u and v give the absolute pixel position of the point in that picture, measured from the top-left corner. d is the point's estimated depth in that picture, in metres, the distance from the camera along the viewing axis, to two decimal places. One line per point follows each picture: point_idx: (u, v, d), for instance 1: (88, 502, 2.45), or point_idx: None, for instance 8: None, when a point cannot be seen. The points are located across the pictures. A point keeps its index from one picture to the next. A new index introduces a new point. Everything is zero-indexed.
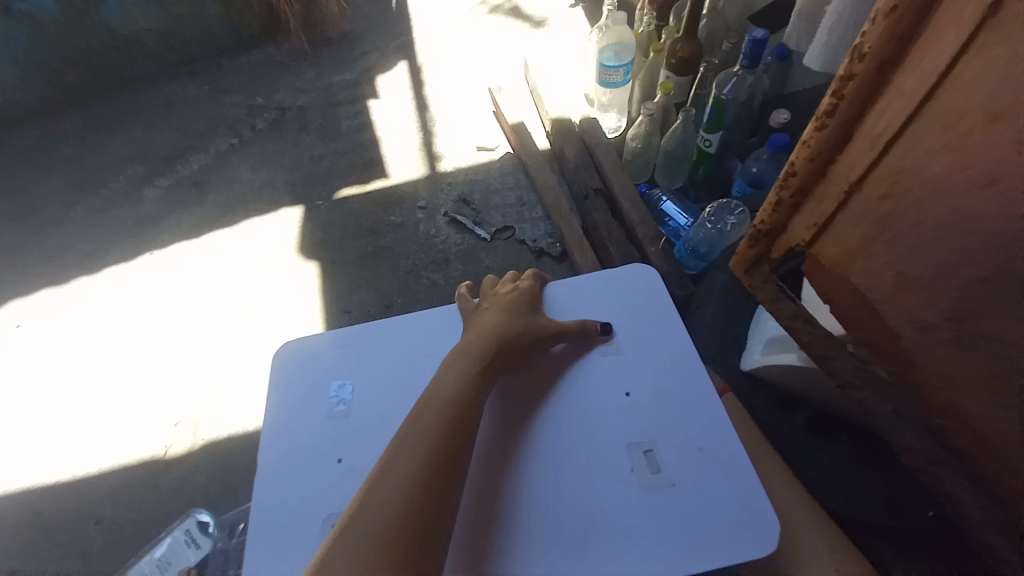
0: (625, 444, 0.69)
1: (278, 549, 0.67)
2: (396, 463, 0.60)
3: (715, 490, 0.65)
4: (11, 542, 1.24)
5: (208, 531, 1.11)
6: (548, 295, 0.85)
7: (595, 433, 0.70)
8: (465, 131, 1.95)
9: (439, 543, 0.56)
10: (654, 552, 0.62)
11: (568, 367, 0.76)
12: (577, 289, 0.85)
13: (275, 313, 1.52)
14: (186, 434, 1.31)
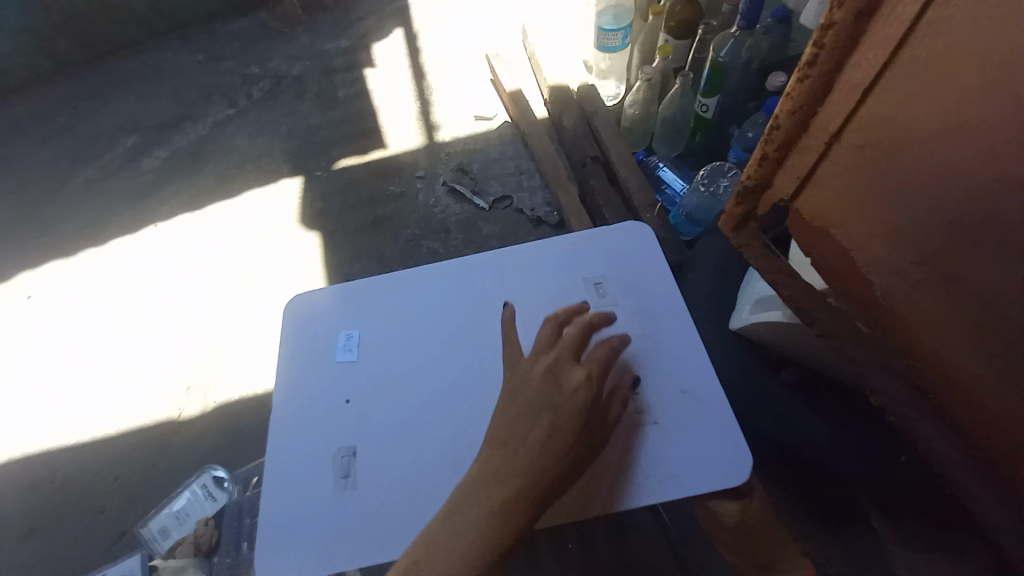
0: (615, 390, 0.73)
1: (296, 481, 0.73)
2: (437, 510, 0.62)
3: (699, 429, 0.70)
4: (41, 497, 1.32)
5: (224, 486, 1.17)
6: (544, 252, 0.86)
7: None
8: (463, 99, 1.93)
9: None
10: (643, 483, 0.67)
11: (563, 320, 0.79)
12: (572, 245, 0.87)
13: (279, 282, 1.55)
14: (198, 398, 1.36)
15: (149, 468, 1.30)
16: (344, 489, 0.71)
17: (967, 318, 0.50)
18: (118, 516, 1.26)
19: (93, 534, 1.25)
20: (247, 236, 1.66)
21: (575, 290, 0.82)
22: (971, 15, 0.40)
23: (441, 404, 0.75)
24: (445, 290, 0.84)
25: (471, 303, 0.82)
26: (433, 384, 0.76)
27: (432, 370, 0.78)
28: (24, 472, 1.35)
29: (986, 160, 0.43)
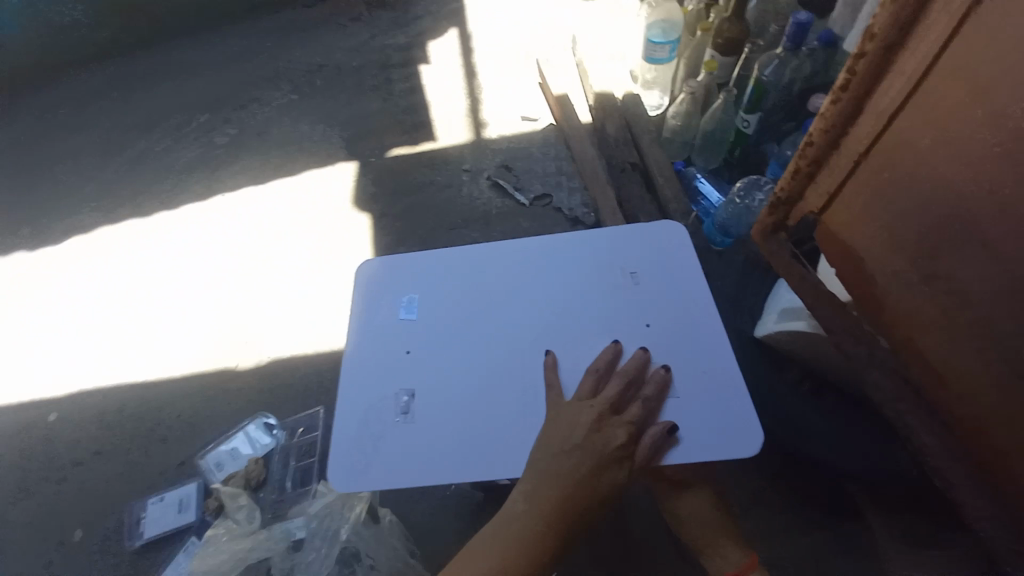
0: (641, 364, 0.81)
1: (355, 415, 0.82)
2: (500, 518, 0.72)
3: (720, 403, 0.77)
4: (106, 427, 1.43)
5: (272, 432, 1.31)
6: (588, 242, 0.95)
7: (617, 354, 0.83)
8: (510, 100, 2.04)
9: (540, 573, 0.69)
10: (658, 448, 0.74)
11: (600, 301, 0.88)
12: (613, 236, 0.95)
13: (331, 255, 1.68)
14: (253, 353, 1.47)
15: (204, 410, 1.40)
16: (399, 426, 0.80)
17: (962, 313, 0.60)
18: (175, 449, 1.36)
19: (149, 464, 1.34)
20: (304, 212, 1.81)
21: (612, 275, 0.91)
22: (977, 51, 0.51)
23: (486, 361, 0.84)
24: (498, 266, 0.94)
25: (520, 279, 0.92)
26: (483, 343, 0.86)
27: (483, 333, 0.87)
28: (96, 405, 1.49)
29: (984, 173, 0.53)
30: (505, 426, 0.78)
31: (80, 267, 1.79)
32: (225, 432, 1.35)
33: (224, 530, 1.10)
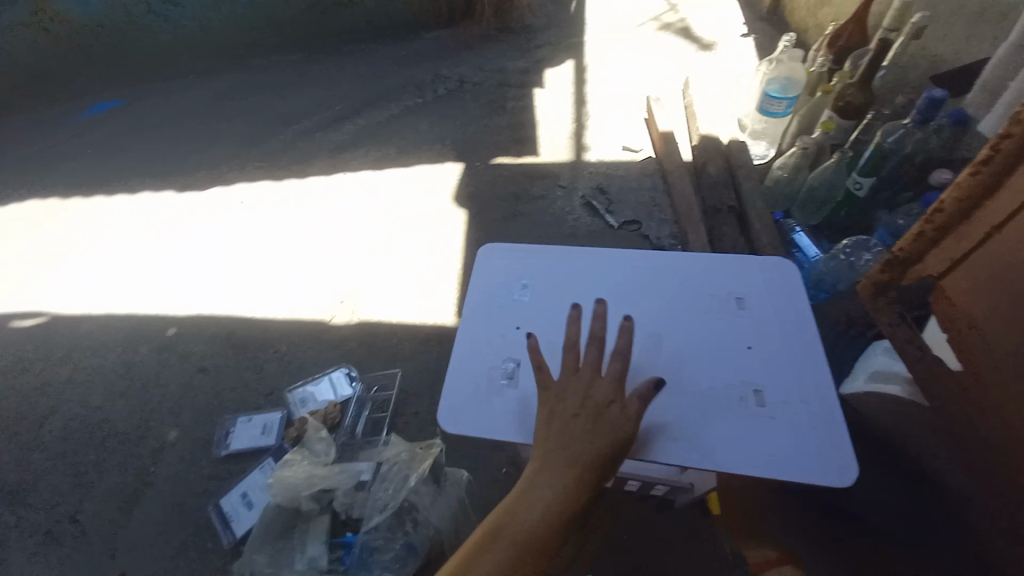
0: (739, 381, 0.85)
1: (466, 377, 0.91)
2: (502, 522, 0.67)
3: (816, 432, 0.79)
4: (210, 348, 1.59)
5: (353, 383, 1.44)
6: (695, 261, 1.00)
7: (715, 366, 0.87)
8: (613, 132, 2.14)
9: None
10: (745, 462, 0.78)
11: (703, 316, 0.93)
12: (721, 260, 0.99)
13: (428, 240, 1.82)
14: (348, 311, 1.64)
15: (300, 352, 1.55)
16: (507, 392, 0.88)
17: None
18: (270, 380, 1.49)
19: (240, 386, 1.48)
20: (411, 199, 1.98)
21: (717, 296, 0.95)
22: None
23: (589, 350, 0.91)
24: (607, 270, 1.01)
25: (626, 284, 0.99)
26: (587, 330, 0.91)
27: (588, 324, 0.94)
28: (206, 327, 1.64)
29: None
30: None
31: (216, 211, 2.02)
32: (310, 374, 1.49)
33: (304, 457, 1.19)
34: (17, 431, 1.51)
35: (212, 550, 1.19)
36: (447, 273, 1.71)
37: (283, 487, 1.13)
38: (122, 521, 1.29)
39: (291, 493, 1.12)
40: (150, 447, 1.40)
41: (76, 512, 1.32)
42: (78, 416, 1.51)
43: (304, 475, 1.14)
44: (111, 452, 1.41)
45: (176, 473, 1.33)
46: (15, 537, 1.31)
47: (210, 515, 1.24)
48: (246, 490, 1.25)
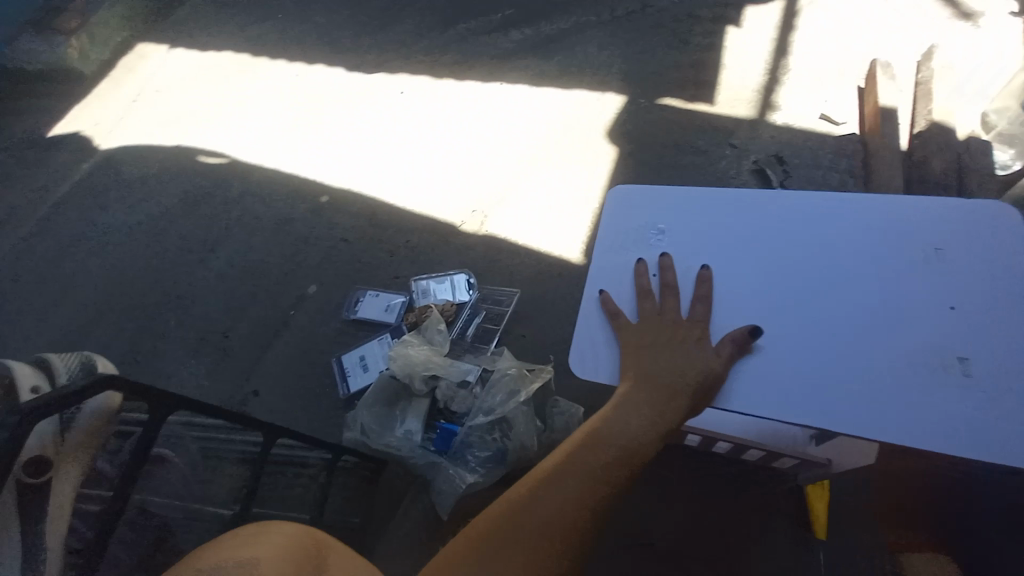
0: (934, 345, 0.74)
1: (601, 329, 0.84)
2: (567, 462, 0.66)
3: (1010, 433, 0.68)
4: (354, 223, 1.68)
5: (471, 290, 1.46)
6: (872, 205, 0.83)
7: (903, 330, 0.76)
8: (811, 96, 1.81)
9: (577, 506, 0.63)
10: (944, 438, 0.70)
11: (885, 269, 0.79)
12: (909, 206, 0.82)
13: (573, 170, 1.67)
14: (477, 222, 1.62)
15: (429, 246, 1.60)
16: None
17: None
18: (400, 266, 1.57)
19: (372, 265, 1.58)
20: (565, 121, 1.81)
21: (907, 247, 0.80)
22: None
23: (746, 299, 0.82)
24: (766, 212, 0.87)
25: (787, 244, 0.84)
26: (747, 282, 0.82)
27: (752, 275, 0.83)
28: (353, 202, 1.73)
29: None
30: (772, 365, 0.77)
31: (376, 93, 2.01)
32: (433, 271, 1.54)
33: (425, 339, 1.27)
34: (179, 250, 1.70)
35: (331, 395, 1.34)
36: (582, 204, 1.58)
37: (400, 357, 1.21)
38: (260, 350, 1.45)
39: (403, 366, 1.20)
40: (292, 295, 1.55)
41: (227, 330, 1.50)
42: (236, 251, 1.67)
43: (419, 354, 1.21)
44: (255, 289, 1.57)
45: (312, 323, 1.48)
46: (176, 334, 1.52)
47: (332, 365, 1.38)
48: (364, 354, 1.37)
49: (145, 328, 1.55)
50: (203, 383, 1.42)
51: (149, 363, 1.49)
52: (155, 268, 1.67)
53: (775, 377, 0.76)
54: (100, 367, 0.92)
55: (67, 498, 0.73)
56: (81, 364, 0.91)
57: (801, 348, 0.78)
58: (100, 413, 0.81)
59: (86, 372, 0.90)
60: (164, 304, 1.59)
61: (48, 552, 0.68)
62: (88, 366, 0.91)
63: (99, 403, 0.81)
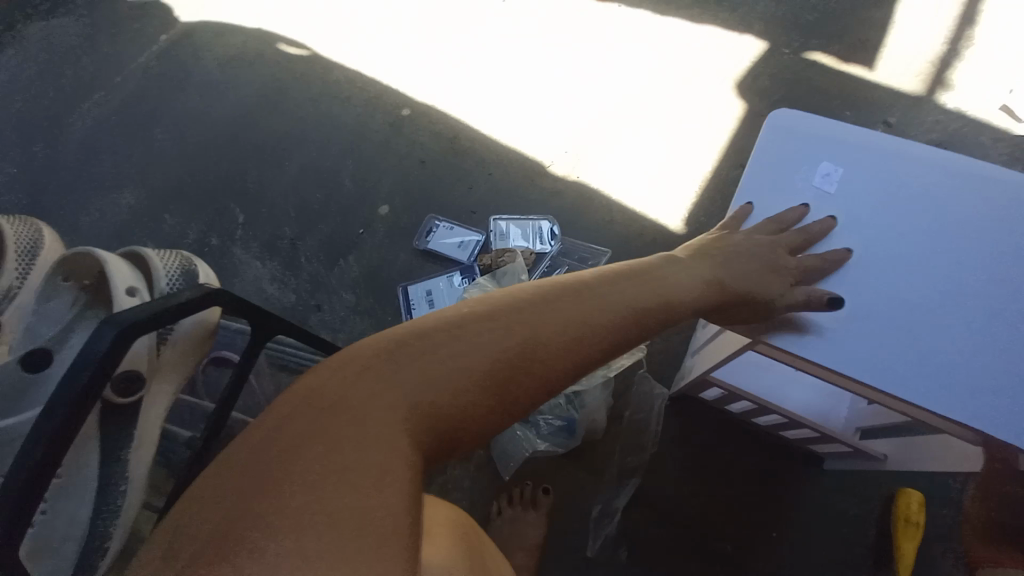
0: None
1: None
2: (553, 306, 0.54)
3: None
4: (433, 145, 1.54)
5: (552, 241, 1.34)
6: None
7: None
8: (1000, 79, 1.47)
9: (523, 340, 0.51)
10: None
11: None
12: None
13: (687, 124, 1.44)
14: (568, 164, 1.44)
15: (511, 184, 1.44)
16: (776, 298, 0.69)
17: None
18: (478, 200, 1.43)
19: (447, 194, 1.45)
20: (687, 61, 1.55)
21: None
22: None
23: (887, 268, 0.69)
24: (941, 177, 0.71)
25: (960, 215, 0.69)
26: (900, 250, 0.69)
27: (903, 243, 0.69)
28: (435, 122, 1.58)
29: None
30: (895, 339, 0.65)
31: None
32: (513, 211, 1.40)
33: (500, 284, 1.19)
34: (252, 144, 1.62)
35: (394, 325, 1.29)
36: (692, 168, 1.38)
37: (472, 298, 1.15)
38: (326, 265, 1.39)
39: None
40: (363, 213, 1.46)
41: (295, 238, 1.45)
42: (310, 155, 1.57)
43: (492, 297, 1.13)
44: (326, 199, 1.50)
45: (379, 245, 1.40)
46: (244, 233, 1.48)
47: (397, 294, 1.33)
48: (431, 289, 1.31)
49: (215, 220, 1.52)
50: (266, 287, 1.39)
51: (216, 256, 1.47)
52: (228, 159, 1.61)
53: (896, 356, 0.64)
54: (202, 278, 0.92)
55: (156, 417, 0.82)
56: (185, 270, 0.90)
57: (937, 330, 0.64)
58: (197, 334, 0.86)
59: (187, 281, 0.89)
60: (235, 199, 1.54)
61: (131, 477, 0.79)
62: (189, 275, 0.90)
63: (195, 325, 0.85)
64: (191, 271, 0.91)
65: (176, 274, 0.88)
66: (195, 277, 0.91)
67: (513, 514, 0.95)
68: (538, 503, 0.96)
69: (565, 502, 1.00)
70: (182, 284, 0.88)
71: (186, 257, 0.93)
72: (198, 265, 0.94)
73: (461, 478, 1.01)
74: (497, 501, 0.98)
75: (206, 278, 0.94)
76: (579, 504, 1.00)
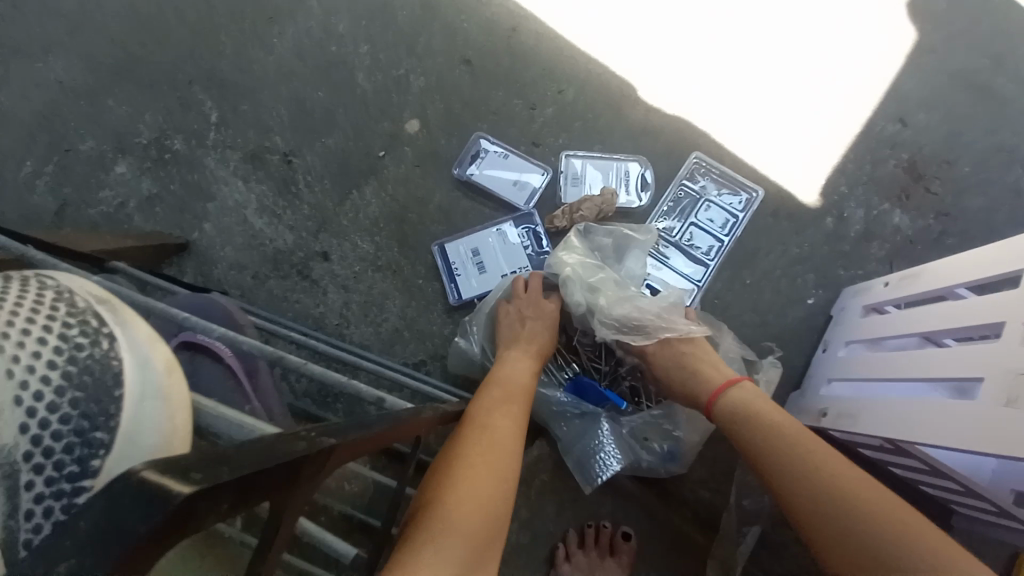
0: None
1: None
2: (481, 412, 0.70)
3: None
4: (480, 36, 1.09)
5: (641, 192, 1.02)
6: None
7: None
8: None
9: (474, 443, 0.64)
10: None
11: None
12: None
13: (835, 57, 1.07)
14: (669, 91, 1.05)
15: (591, 108, 1.05)
16: None
17: None
18: (544, 126, 1.05)
19: (500, 114, 1.06)
20: None
21: None
22: None
23: None
24: None
25: None
26: None
27: None
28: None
29: None
30: None
31: None
32: (590, 149, 1.04)
33: (603, 250, 0.91)
34: (223, 5, 1.13)
35: (425, 291, 0.99)
36: (833, 122, 1.04)
37: (570, 271, 0.87)
38: (335, 198, 1.04)
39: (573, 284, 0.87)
40: (384, 128, 1.07)
41: (290, 152, 1.07)
42: (307, 31, 1.11)
43: (598, 277, 0.87)
44: (331, 102, 1.08)
45: (407, 178, 1.04)
46: (220, 138, 1.08)
47: (433, 253, 1.01)
48: (478, 247, 1.00)
49: (176, 114, 1.10)
50: (253, 220, 1.04)
51: (182, 166, 1.08)
52: (191, 23, 1.13)
53: None
54: (127, 390, 0.42)
55: None
56: (90, 382, 0.41)
57: None
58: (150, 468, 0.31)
59: (96, 430, 0.39)
60: (204, 86, 1.11)
61: None
62: (98, 404, 0.40)
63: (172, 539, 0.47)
64: (101, 380, 0.41)
65: (68, 403, 0.39)
66: (115, 401, 0.41)
67: (588, 560, 0.84)
68: (618, 551, 0.85)
69: (651, 549, 0.87)
70: (91, 448, 0.39)
71: (92, 340, 0.42)
72: (119, 361, 0.43)
73: (519, 506, 0.87)
74: (563, 543, 0.86)
75: (117, 312, 0.46)
76: (666, 553, 0.87)
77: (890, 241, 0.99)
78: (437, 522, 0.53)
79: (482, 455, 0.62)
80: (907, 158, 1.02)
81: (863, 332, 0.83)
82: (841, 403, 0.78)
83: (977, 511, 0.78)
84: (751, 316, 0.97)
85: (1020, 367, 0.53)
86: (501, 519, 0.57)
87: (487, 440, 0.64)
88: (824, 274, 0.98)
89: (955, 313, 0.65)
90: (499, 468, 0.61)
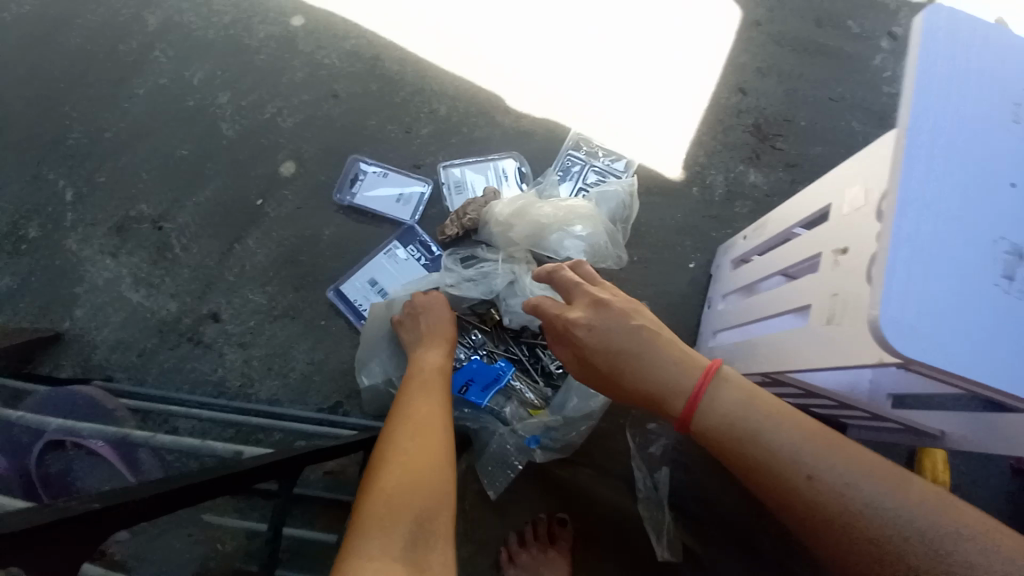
0: None
1: (922, 259, 0.45)
2: (406, 409, 0.68)
3: None
4: (345, 69, 1.09)
5: (523, 183, 1.06)
6: None
7: None
8: None
9: (406, 438, 0.62)
10: None
11: None
12: None
13: (677, 42, 1.17)
14: (535, 94, 1.11)
15: (465, 122, 1.08)
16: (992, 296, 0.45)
17: None
18: (422, 146, 1.07)
19: (378, 140, 1.07)
20: None
21: None
22: None
23: None
24: None
25: None
26: None
27: None
28: (344, 32, 1.11)
29: None
30: None
31: None
32: (468, 159, 1.07)
33: (517, 229, 0.94)
34: (65, 77, 1.07)
35: (330, 329, 0.98)
36: (683, 100, 1.13)
37: (503, 225, 0.95)
38: (217, 255, 1.00)
39: (502, 239, 0.96)
40: (260, 174, 1.04)
41: (160, 218, 1.01)
42: (163, 89, 1.07)
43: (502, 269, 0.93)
44: (200, 158, 1.05)
45: (292, 219, 1.02)
46: (80, 214, 1.01)
47: (331, 299, 0.99)
48: (374, 276, 1.00)
49: (27, 197, 1.02)
50: (130, 295, 0.98)
51: (39, 252, 1.00)
52: (32, 100, 1.06)
53: None
54: None
55: None
56: None
57: None
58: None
59: None
60: (53, 163, 1.04)
61: None
62: None
63: None
64: None
65: None
66: None
67: (531, 556, 0.85)
68: (557, 539, 0.87)
69: (591, 529, 0.90)
70: None
71: None
72: None
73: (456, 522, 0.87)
74: (506, 547, 0.87)
75: None
76: (606, 529, 0.90)
77: (751, 198, 1.09)
78: (382, 513, 0.52)
79: (407, 441, 0.62)
80: (751, 122, 1.13)
81: (737, 283, 0.90)
82: (727, 352, 0.85)
83: (861, 419, 0.86)
84: (646, 289, 1.03)
85: (835, 290, 0.60)
86: (438, 483, 0.57)
87: (406, 430, 0.64)
88: (701, 238, 1.06)
89: (793, 252, 0.73)
90: (421, 447, 0.61)
